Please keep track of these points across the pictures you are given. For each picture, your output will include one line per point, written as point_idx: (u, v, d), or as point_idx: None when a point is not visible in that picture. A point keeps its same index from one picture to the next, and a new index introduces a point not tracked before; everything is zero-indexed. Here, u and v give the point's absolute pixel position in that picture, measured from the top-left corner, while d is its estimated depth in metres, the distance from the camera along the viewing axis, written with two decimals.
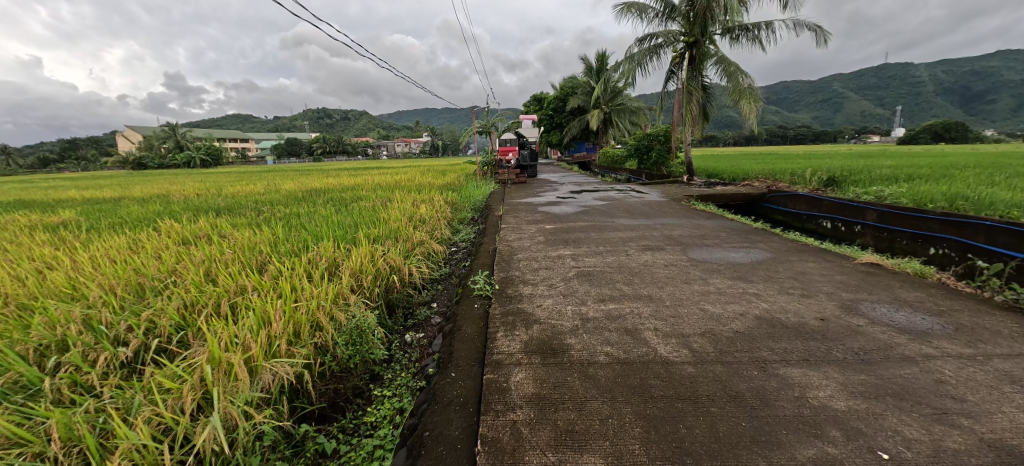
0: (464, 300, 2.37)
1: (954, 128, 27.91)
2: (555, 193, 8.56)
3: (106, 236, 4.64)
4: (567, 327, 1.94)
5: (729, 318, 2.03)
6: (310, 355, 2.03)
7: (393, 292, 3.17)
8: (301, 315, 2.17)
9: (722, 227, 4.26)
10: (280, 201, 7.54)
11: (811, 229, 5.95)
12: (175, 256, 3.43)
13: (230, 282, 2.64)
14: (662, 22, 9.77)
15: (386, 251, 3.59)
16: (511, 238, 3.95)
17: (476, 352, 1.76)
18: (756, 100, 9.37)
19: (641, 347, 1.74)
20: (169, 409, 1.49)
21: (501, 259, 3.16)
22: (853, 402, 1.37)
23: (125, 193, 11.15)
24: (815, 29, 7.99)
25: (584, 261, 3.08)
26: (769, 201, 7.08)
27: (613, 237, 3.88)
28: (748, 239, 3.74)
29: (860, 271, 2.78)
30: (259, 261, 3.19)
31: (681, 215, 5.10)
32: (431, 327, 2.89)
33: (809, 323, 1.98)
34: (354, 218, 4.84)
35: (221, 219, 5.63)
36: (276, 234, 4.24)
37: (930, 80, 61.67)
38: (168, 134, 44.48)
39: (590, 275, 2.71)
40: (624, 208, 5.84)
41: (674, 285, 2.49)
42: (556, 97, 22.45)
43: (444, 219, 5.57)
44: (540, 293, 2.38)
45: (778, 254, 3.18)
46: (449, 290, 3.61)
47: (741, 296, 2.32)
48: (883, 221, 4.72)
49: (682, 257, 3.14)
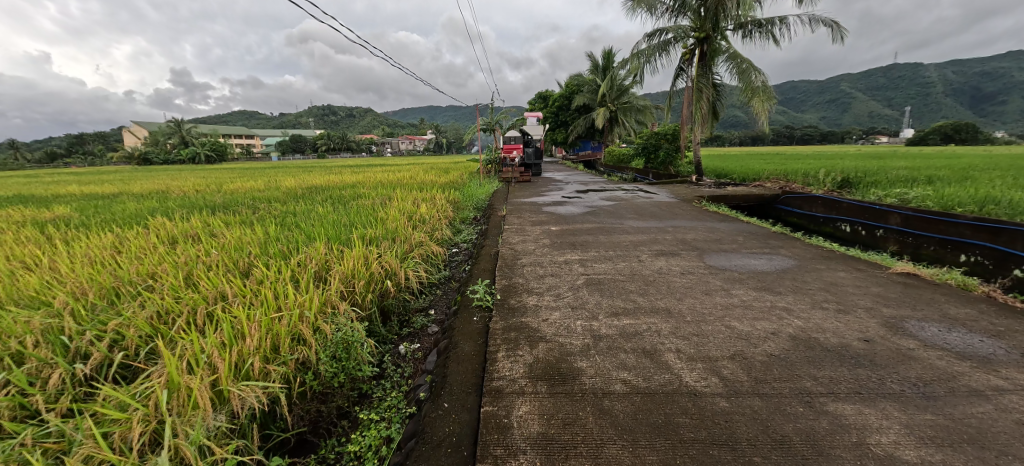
0: (462, 312, 2.13)
1: (964, 130, 27.32)
2: (560, 193, 8.33)
3: (93, 234, 4.48)
4: (577, 347, 1.70)
5: (760, 337, 1.79)
6: (289, 373, 1.81)
7: (388, 298, 2.95)
8: (281, 327, 1.95)
9: (738, 231, 4.01)
10: (279, 198, 7.38)
11: (829, 232, 5.68)
12: (158, 256, 3.25)
13: (210, 288, 2.43)
14: (673, 17, 9.46)
15: (381, 253, 3.37)
16: (514, 240, 3.73)
17: (473, 377, 1.54)
18: (769, 98, 9.07)
19: (662, 373, 1.51)
20: (114, 445, 1.28)
21: (503, 265, 2.93)
22: (925, 452, 1.14)
23: (124, 188, 11.09)
24: (832, 24, 7.67)
25: (593, 267, 2.84)
26: (782, 202, 6.80)
27: (623, 240, 3.64)
28: (768, 244, 3.48)
29: (897, 282, 2.53)
30: (246, 263, 2.99)
31: (693, 216, 4.85)
32: (428, 338, 2.67)
33: (852, 346, 1.74)
34: (351, 217, 4.64)
35: (215, 216, 5.46)
36: (267, 233, 4.04)
37: (941, 80, 60.73)
38: (173, 130, 44.67)
39: (600, 284, 2.48)
40: (632, 209, 5.59)
41: (695, 297, 2.25)
42: (562, 94, 22.15)
43: (445, 219, 5.35)
44: (546, 305, 2.15)
45: (804, 262, 2.93)
46: (448, 295, 3.39)
47: (770, 311, 2.07)
48: (908, 226, 4.44)
49: (699, 264, 2.90)
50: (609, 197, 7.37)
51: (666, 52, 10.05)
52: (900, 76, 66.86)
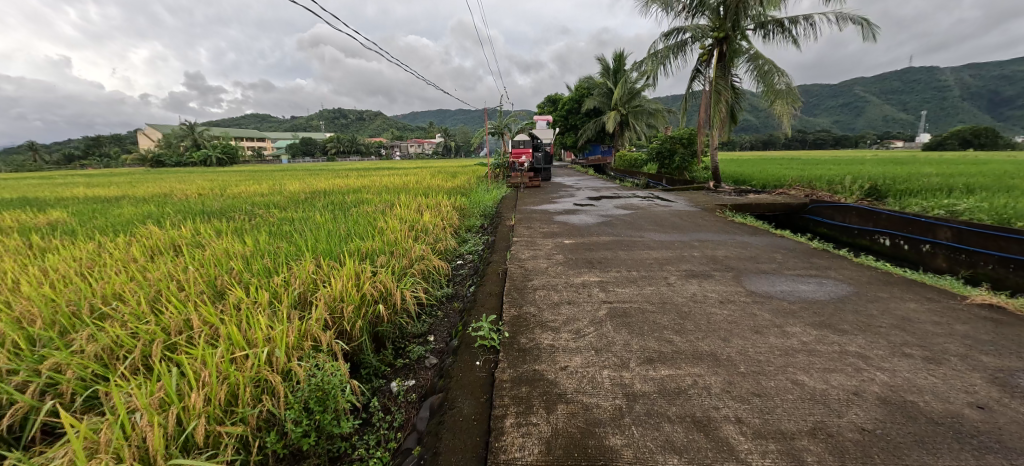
0: (462, 354, 1.77)
1: (984, 134, 26.06)
2: (571, 200, 7.96)
3: (74, 243, 4.20)
4: (607, 413, 1.33)
5: (841, 400, 1.41)
6: (245, 434, 1.48)
7: (381, 324, 2.61)
8: (239, 374, 1.62)
9: (774, 247, 3.60)
10: (279, 204, 7.11)
11: (866, 245, 5.23)
12: (131, 272, 2.97)
13: (174, 317, 2.12)
14: (690, 16, 9.05)
15: (377, 270, 3.03)
16: (524, 256, 3.37)
17: (471, 459, 1.17)
18: (793, 100, 8.60)
19: (725, 462, 1.13)
20: None
21: (512, 288, 2.56)
22: None
23: (128, 192, 10.98)
24: (862, 22, 7.21)
25: (616, 292, 2.46)
26: (810, 211, 6.35)
27: (645, 257, 3.26)
28: (813, 265, 3.06)
29: (985, 318, 2.10)
30: (223, 281, 2.69)
31: (720, 229, 4.43)
32: (425, 372, 2.31)
33: (965, 417, 1.33)
34: (349, 226, 4.32)
35: (207, 224, 5.19)
36: (256, 244, 3.75)
37: (959, 84, 59.19)
38: (185, 132, 45.25)
39: (627, 316, 2.09)
40: (651, 220, 5.19)
41: (744, 337, 1.86)
42: (572, 97, 21.80)
43: (450, 228, 5.02)
44: (564, 347, 1.78)
45: (862, 289, 2.52)
46: (450, 319, 3.03)
47: (841, 360, 1.68)
48: (961, 241, 3.99)
49: (739, 289, 2.50)
50: (623, 205, 7.00)
51: (682, 53, 9.65)
52: (916, 79, 65.14)
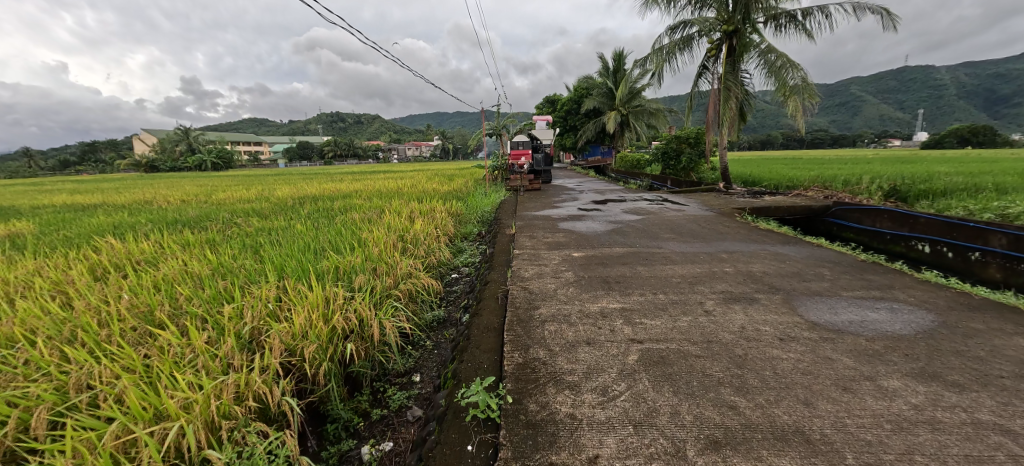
0: (449, 431, 1.27)
1: (981, 132, 25.69)
2: (575, 204, 7.44)
3: (16, 262, 3.67)
4: None
5: None
6: None
7: (354, 363, 2.12)
8: None
9: (815, 260, 3.12)
10: (264, 211, 6.61)
11: (901, 253, 4.75)
12: (55, 301, 2.44)
13: (76, 371, 1.61)
14: (696, 10, 8.63)
15: (352, 294, 2.53)
16: (527, 274, 2.87)
17: None
18: (807, 96, 8.11)
19: None
20: None
21: (516, 320, 2.07)
22: None
23: (108, 199, 10.34)
24: (882, 13, 6.73)
25: (644, 326, 1.97)
26: (834, 215, 5.87)
27: (672, 275, 2.77)
28: (871, 284, 2.58)
29: None
30: (161, 312, 2.18)
31: (746, 237, 3.95)
32: (405, 429, 1.81)
33: None
34: (330, 237, 3.83)
35: (178, 235, 4.66)
36: (219, 260, 3.24)
37: (956, 82, 59.13)
38: (179, 138, 44.57)
39: (666, 365, 1.60)
40: (665, 226, 4.71)
41: (832, 401, 1.36)
42: (571, 98, 21.34)
43: (444, 237, 4.56)
44: (588, 419, 1.28)
45: (947, 319, 2.03)
46: (440, 352, 2.52)
47: (981, 440, 1.19)
48: (1018, 249, 3.50)
49: (797, 321, 2.00)
50: (632, 209, 6.51)
51: (688, 48, 9.20)
52: (914, 76, 64.74)
